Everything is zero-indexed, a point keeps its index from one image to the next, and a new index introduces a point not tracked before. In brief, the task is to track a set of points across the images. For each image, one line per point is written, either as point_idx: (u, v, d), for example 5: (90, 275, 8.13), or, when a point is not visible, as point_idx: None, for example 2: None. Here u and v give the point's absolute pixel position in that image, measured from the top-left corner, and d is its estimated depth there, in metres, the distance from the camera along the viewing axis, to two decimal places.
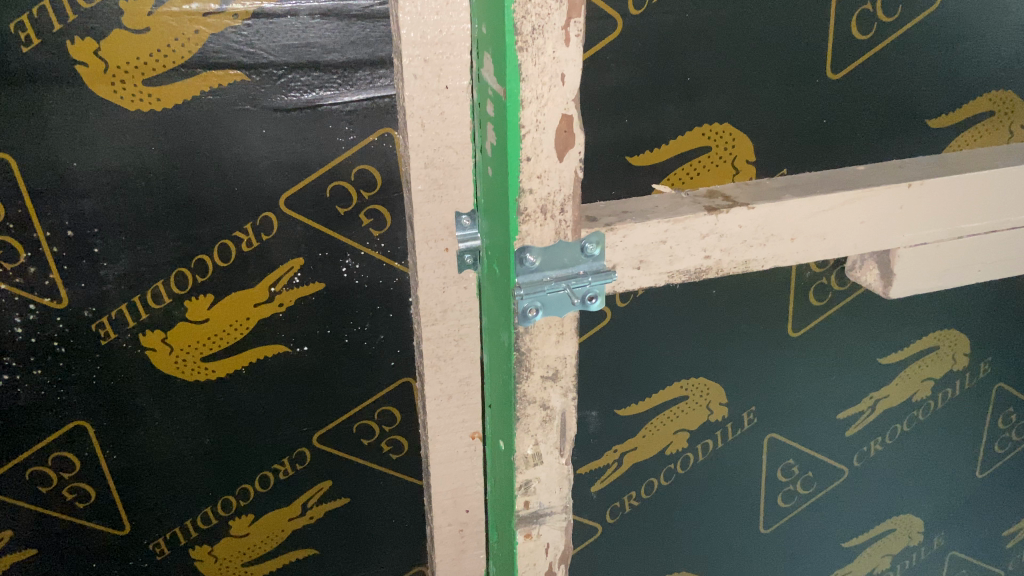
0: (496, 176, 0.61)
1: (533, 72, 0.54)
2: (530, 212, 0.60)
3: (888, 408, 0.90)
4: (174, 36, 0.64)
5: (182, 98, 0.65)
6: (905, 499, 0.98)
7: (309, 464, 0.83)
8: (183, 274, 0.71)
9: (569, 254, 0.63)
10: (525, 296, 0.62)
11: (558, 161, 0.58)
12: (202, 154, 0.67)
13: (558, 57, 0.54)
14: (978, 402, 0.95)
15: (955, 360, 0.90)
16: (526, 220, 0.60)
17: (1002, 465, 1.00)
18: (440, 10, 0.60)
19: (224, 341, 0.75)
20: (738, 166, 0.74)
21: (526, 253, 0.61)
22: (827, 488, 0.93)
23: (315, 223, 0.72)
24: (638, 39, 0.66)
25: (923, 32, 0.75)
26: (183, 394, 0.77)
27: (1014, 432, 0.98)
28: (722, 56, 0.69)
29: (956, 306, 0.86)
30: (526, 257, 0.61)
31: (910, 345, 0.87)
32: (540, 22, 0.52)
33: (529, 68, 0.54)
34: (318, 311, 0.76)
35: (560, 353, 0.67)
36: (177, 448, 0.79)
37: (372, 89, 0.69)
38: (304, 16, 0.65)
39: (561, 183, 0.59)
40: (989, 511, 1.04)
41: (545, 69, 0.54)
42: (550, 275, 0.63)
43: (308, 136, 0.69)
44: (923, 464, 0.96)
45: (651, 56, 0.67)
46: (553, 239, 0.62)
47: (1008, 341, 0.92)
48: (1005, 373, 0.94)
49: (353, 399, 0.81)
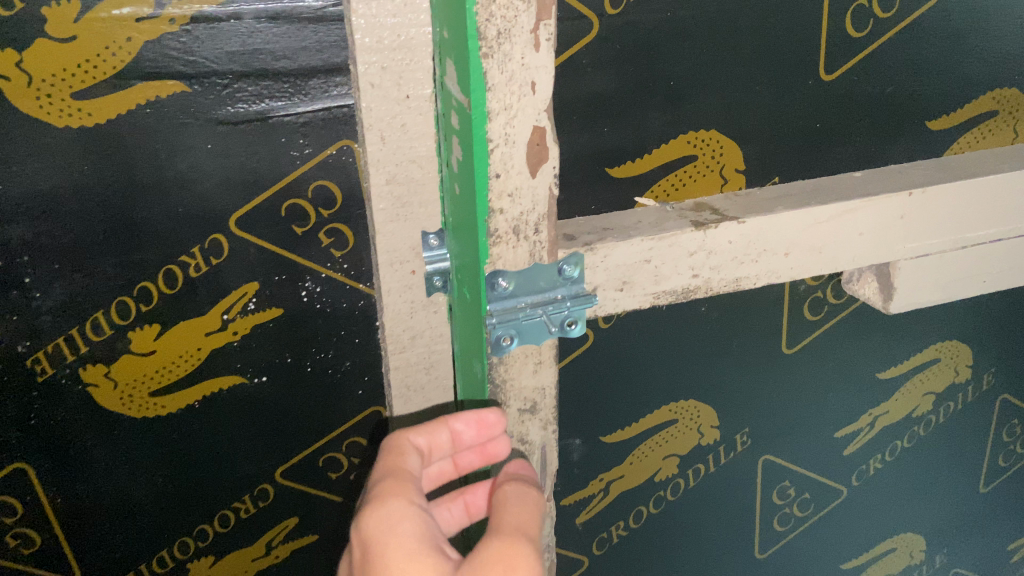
0: (464, 194, 0.55)
1: (500, 80, 0.47)
2: (501, 234, 0.53)
3: (888, 424, 0.86)
4: (104, 44, 0.57)
5: (115, 112, 0.59)
6: (907, 517, 0.93)
7: (273, 500, 0.77)
8: (125, 302, 0.65)
9: (546, 277, 0.57)
10: (499, 325, 0.56)
11: (531, 177, 0.52)
12: (142, 172, 0.61)
13: (527, 64, 0.47)
14: (983, 415, 0.90)
15: (958, 373, 0.85)
16: (497, 242, 0.53)
17: (1006, 478, 0.96)
18: (397, 13, 0.54)
19: (173, 374, 0.69)
20: (726, 175, 0.69)
21: (499, 278, 0.55)
22: (825, 508, 0.88)
23: (270, 245, 0.67)
24: (616, 40, 0.60)
25: (921, 29, 0.69)
26: (132, 430, 0.71)
27: (1018, 444, 0.94)
28: (707, 57, 0.64)
29: (958, 317, 0.82)
30: (498, 282, 0.55)
31: (910, 358, 0.82)
32: (507, 26, 0.45)
33: (495, 76, 0.47)
34: (277, 339, 0.70)
35: (538, 384, 0.61)
36: (127, 489, 0.73)
37: (327, 98, 0.63)
38: (248, 20, 0.59)
39: (534, 200, 0.53)
40: (994, 525, 1.00)
41: (514, 77, 0.47)
42: (525, 300, 0.57)
43: (258, 151, 0.63)
44: (925, 480, 0.92)
45: (631, 59, 0.61)
46: (528, 260, 0.56)
47: (1012, 351, 0.87)
48: (1009, 384, 0.90)
49: (319, 430, 0.75)
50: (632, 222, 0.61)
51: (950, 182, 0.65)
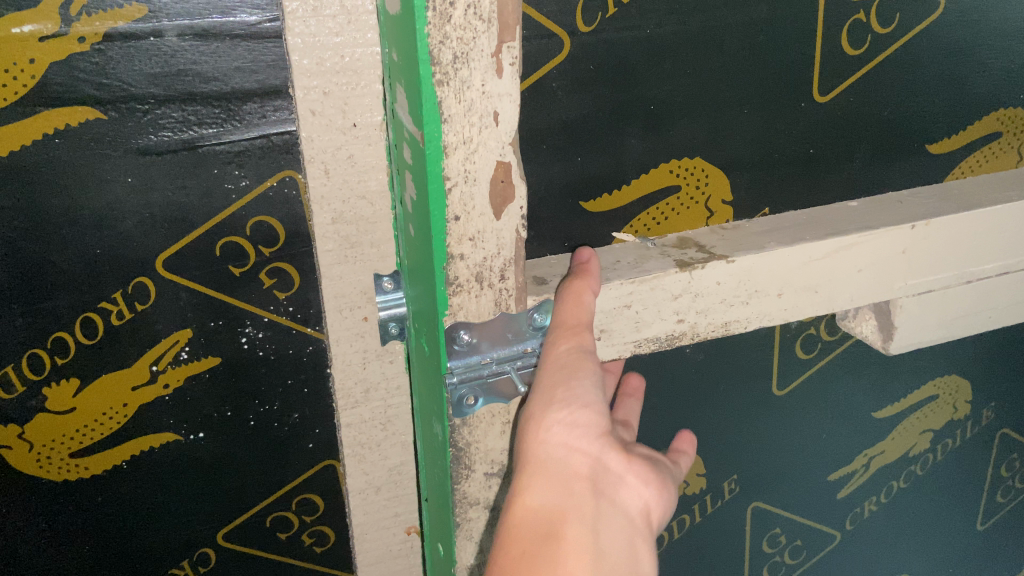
0: (420, 236, 0.46)
1: (458, 110, 0.39)
2: (463, 282, 0.44)
3: (882, 465, 0.80)
4: (2, 66, 0.50)
5: (18, 143, 0.52)
6: (901, 559, 0.88)
7: (215, 565, 0.70)
8: (38, 355, 0.58)
9: (515, 327, 0.48)
10: (461, 383, 0.47)
11: (495, 220, 0.43)
12: (53, 210, 0.54)
13: (489, 91, 0.39)
14: (980, 451, 0.86)
15: (956, 409, 0.81)
16: (457, 291, 0.45)
17: (1003, 514, 0.92)
18: (341, 31, 0.48)
19: (96, 432, 0.62)
20: (711, 206, 0.63)
21: (462, 333, 0.46)
22: (816, 555, 0.83)
23: (204, 288, 0.59)
24: (591, 60, 0.54)
25: (922, 45, 0.64)
26: (51, 495, 0.63)
27: (1016, 479, 0.90)
28: (691, 77, 0.57)
29: (956, 349, 0.77)
30: (459, 336, 0.46)
31: (908, 396, 0.77)
32: (464, 48, 0.37)
33: (452, 107, 0.39)
34: (214, 391, 0.63)
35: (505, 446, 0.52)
36: (49, 560, 0.65)
37: (265, 124, 0.55)
38: (171, 37, 0.51)
39: (500, 244, 0.44)
40: (988, 562, 0.95)
41: (474, 107, 0.39)
42: (494, 355, 0.48)
43: (187, 185, 0.56)
44: (919, 520, 0.87)
45: (607, 81, 0.55)
46: (493, 311, 0.47)
47: (1009, 384, 0.83)
48: (1006, 417, 0.85)
49: (265, 489, 0.68)
50: (609, 261, 0.55)
51: (954, 213, 0.60)
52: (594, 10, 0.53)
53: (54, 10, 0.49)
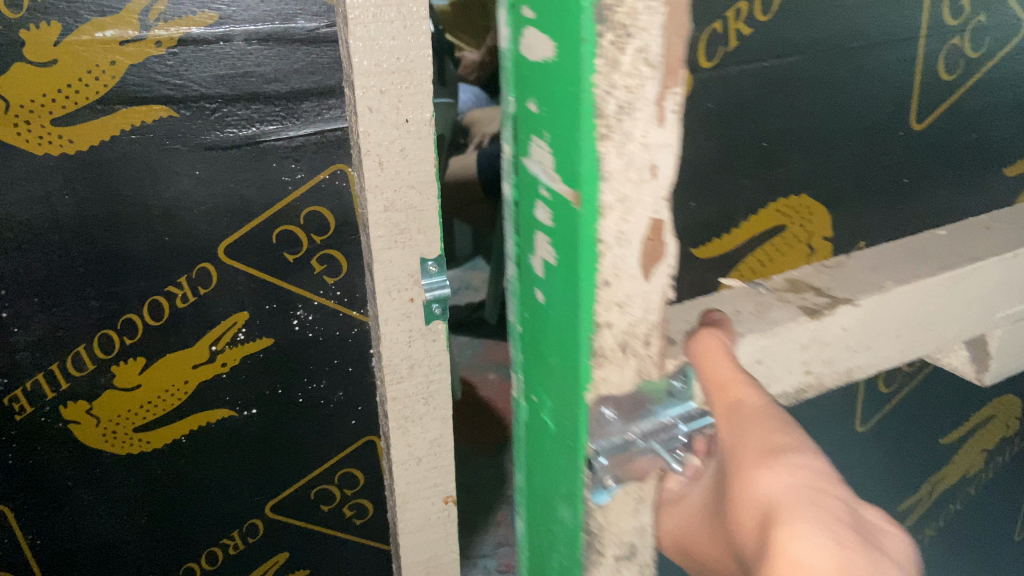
0: (540, 302, 0.32)
1: (617, 163, 0.26)
2: (610, 359, 0.30)
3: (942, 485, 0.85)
4: (86, 68, 0.54)
5: (99, 138, 0.56)
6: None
7: (262, 535, 0.75)
8: (108, 335, 0.62)
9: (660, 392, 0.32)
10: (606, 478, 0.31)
11: (649, 282, 0.29)
12: (127, 200, 0.58)
13: (653, 134, 0.26)
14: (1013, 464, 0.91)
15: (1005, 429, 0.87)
16: (603, 372, 0.30)
17: None
18: (397, 35, 0.53)
19: (158, 409, 0.66)
20: (814, 243, 0.64)
21: (606, 408, 0.30)
22: None
23: (260, 273, 0.64)
24: (711, 98, 0.53)
25: (998, 67, 0.65)
26: (115, 469, 0.67)
27: None
28: (802, 111, 0.57)
29: None
30: (605, 418, 0.30)
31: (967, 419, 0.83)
32: (629, 87, 0.25)
33: (610, 161, 0.26)
34: (267, 370, 0.68)
35: (638, 524, 0.34)
36: (110, 530, 0.70)
37: (320, 121, 0.61)
38: (238, 42, 0.56)
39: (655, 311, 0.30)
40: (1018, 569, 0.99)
41: (634, 158, 0.26)
42: (636, 429, 0.31)
43: (248, 177, 0.61)
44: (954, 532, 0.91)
45: (723, 123, 0.55)
46: (638, 384, 0.31)
47: None
48: None
49: (310, 463, 0.73)
50: (723, 311, 0.42)
51: None
52: (716, 45, 0.52)
53: (134, 17, 0.54)
